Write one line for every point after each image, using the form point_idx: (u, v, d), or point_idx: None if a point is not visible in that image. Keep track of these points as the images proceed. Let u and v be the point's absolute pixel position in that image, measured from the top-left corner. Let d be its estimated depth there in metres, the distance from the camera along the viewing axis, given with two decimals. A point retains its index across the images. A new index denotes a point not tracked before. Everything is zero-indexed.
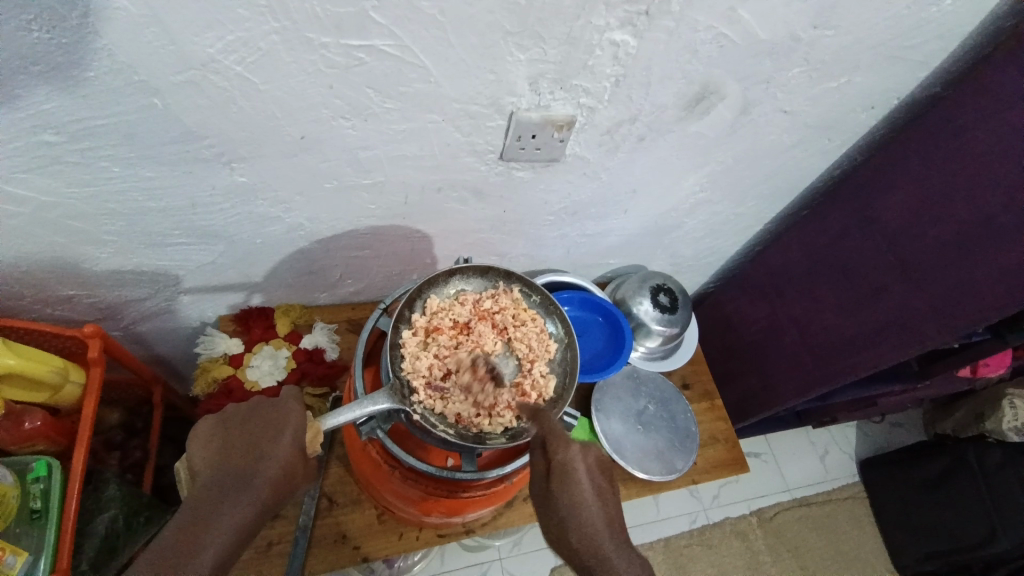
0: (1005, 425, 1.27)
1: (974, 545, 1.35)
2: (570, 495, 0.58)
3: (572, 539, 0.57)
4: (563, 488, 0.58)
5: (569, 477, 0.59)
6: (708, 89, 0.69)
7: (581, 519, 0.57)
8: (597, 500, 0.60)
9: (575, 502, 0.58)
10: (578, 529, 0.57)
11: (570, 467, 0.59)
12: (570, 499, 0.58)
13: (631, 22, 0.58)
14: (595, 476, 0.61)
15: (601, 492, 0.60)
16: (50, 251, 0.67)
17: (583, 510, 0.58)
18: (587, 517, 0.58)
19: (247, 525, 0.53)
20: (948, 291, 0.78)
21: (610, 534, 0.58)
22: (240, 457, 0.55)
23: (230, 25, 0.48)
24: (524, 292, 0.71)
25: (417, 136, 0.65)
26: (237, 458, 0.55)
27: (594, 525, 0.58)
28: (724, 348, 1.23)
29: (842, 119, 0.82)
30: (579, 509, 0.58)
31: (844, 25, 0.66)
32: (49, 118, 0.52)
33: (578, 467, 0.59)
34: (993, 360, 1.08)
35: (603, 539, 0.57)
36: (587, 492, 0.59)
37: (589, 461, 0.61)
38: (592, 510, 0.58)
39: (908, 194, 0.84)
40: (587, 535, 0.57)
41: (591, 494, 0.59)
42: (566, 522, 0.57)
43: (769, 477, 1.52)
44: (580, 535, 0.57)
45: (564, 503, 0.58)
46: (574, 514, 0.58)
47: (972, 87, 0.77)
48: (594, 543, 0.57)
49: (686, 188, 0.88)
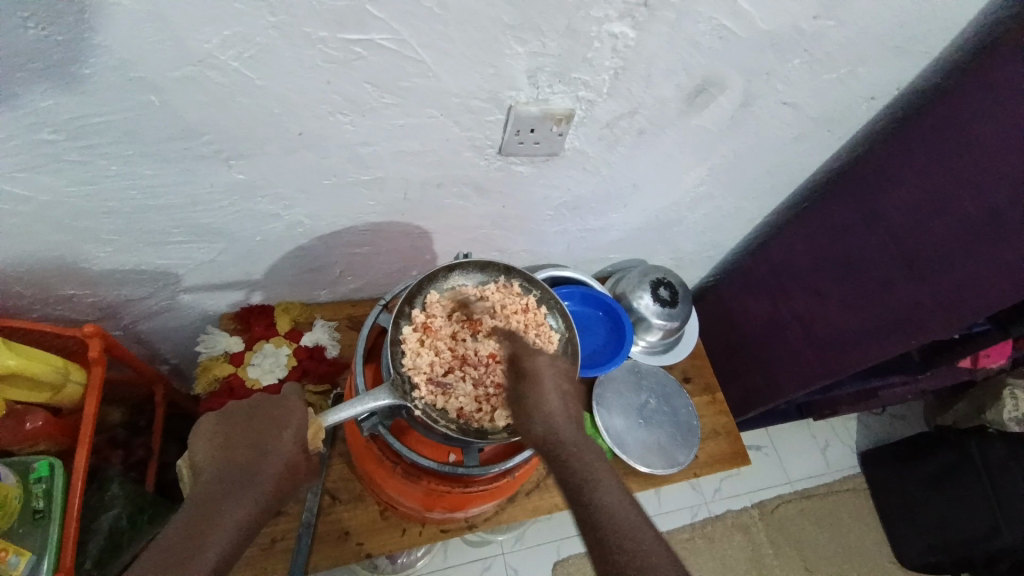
0: (1005, 417, 1.28)
1: (979, 539, 1.35)
2: (540, 401, 0.57)
3: (537, 428, 0.56)
4: (528, 385, 0.59)
5: (536, 378, 0.59)
6: (709, 82, 0.69)
7: (547, 414, 0.57)
8: (559, 400, 0.58)
9: (542, 399, 0.58)
10: (542, 418, 0.57)
11: (538, 366, 0.60)
12: (540, 397, 0.58)
13: (631, 14, 0.57)
14: (561, 380, 0.60)
15: (565, 396, 0.59)
16: (49, 249, 0.66)
17: (548, 408, 0.57)
18: (551, 411, 0.57)
19: (247, 523, 0.52)
20: (953, 285, 0.78)
21: (572, 428, 0.57)
22: (243, 454, 0.55)
23: (228, 20, 0.48)
24: (524, 286, 0.70)
25: (417, 131, 0.64)
26: (240, 456, 0.55)
27: (556, 420, 0.57)
28: (726, 342, 1.23)
29: (843, 110, 0.81)
30: (544, 409, 0.57)
31: (847, 15, 0.66)
32: (48, 117, 0.52)
33: (544, 370, 0.60)
34: (994, 351, 1.09)
35: (564, 429, 0.56)
36: (551, 393, 0.58)
37: (557, 369, 0.61)
38: (556, 411, 0.57)
39: (913, 186, 0.83)
40: (550, 425, 0.56)
41: (556, 396, 0.58)
42: (533, 415, 0.57)
43: (771, 469, 1.52)
44: (544, 426, 0.56)
45: (531, 395, 0.58)
46: (541, 410, 0.57)
47: (977, 78, 0.75)
48: (558, 435, 0.56)
49: (688, 181, 0.87)
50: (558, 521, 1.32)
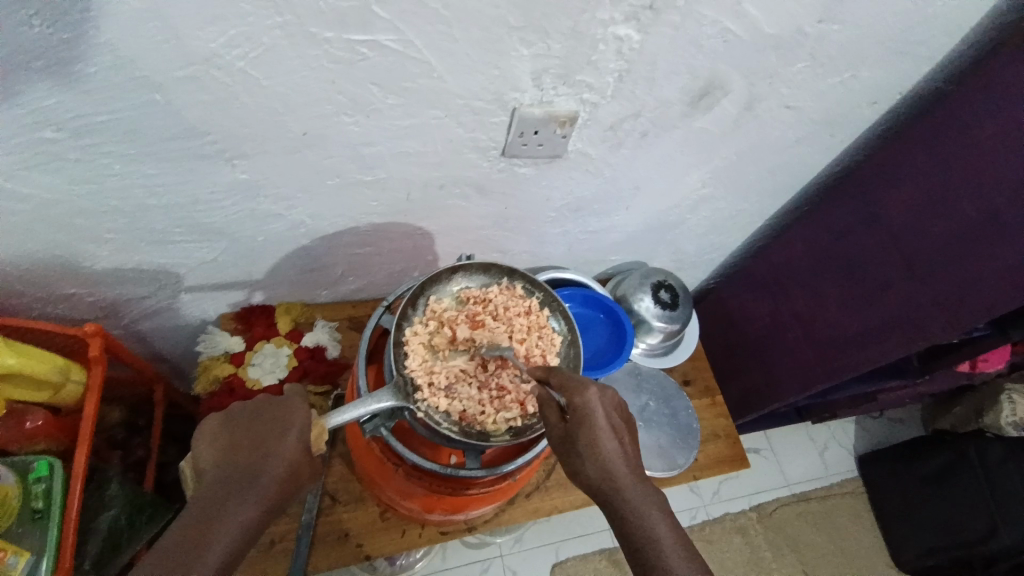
0: (1004, 420, 1.28)
1: (976, 541, 1.35)
2: (594, 453, 0.54)
3: (590, 474, 0.54)
4: (581, 426, 0.54)
5: (586, 420, 0.54)
6: (713, 84, 0.69)
7: (602, 465, 0.53)
8: (615, 442, 0.54)
9: (597, 452, 0.54)
10: (596, 464, 0.53)
11: (589, 403, 0.55)
12: (593, 447, 0.54)
13: (636, 17, 0.57)
14: (614, 417, 0.56)
15: (619, 435, 0.55)
16: (50, 248, 0.66)
17: (607, 460, 0.54)
18: (606, 455, 0.54)
19: (251, 525, 0.52)
20: (955, 286, 0.78)
21: (629, 472, 0.54)
22: (245, 455, 0.54)
23: (232, 19, 0.48)
24: (527, 289, 0.70)
25: (420, 131, 0.64)
26: (242, 456, 0.54)
27: (612, 465, 0.54)
28: (726, 345, 1.23)
29: (845, 114, 0.82)
30: (598, 454, 0.54)
31: (851, 20, 0.66)
32: (51, 115, 0.51)
33: (595, 410, 0.55)
34: (992, 356, 1.09)
35: (623, 479, 0.53)
36: (605, 435, 0.54)
37: (608, 402, 0.57)
38: (611, 455, 0.54)
39: (912, 190, 0.83)
40: (605, 471, 0.53)
41: (612, 441, 0.54)
42: (585, 461, 0.54)
43: (769, 472, 1.52)
44: (598, 471, 0.53)
45: (584, 439, 0.54)
46: (595, 455, 0.54)
47: (976, 82, 0.76)
48: (613, 482, 0.53)
49: (690, 184, 0.87)
50: (557, 523, 1.32)
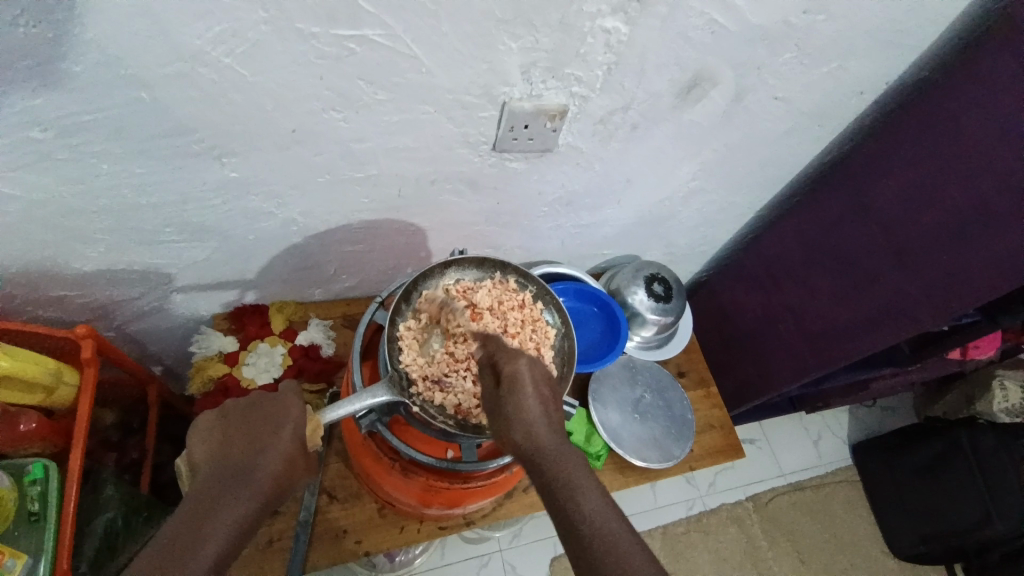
0: (995, 408, 1.30)
1: (970, 528, 1.36)
2: (519, 411, 0.52)
3: (515, 439, 0.51)
4: (508, 392, 0.53)
5: (515, 384, 0.53)
6: (701, 76, 0.69)
7: (526, 424, 0.51)
8: (540, 405, 0.53)
9: (521, 411, 0.52)
10: (519, 430, 0.51)
11: (518, 373, 0.54)
12: (518, 407, 0.52)
13: (623, 9, 0.58)
14: (540, 384, 0.54)
15: (547, 403, 0.53)
16: (40, 249, 0.66)
17: (529, 421, 0.51)
18: (530, 419, 0.52)
19: (247, 520, 0.52)
20: (944, 274, 0.79)
21: (552, 438, 0.51)
22: (239, 451, 0.54)
23: (219, 15, 0.48)
24: (520, 282, 0.70)
25: (411, 127, 0.64)
26: (236, 452, 0.54)
27: (535, 428, 0.51)
28: (720, 336, 1.24)
29: (833, 104, 0.82)
30: (523, 417, 0.52)
31: (836, 9, 0.66)
32: (38, 114, 0.51)
33: (523, 373, 0.54)
34: (983, 342, 1.10)
35: (545, 443, 0.51)
36: (532, 400, 0.53)
37: (538, 371, 0.55)
38: (536, 418, 0.52)
39: (901, 180, 0.84)
40: (530, 436, 0.51)
41: (536, 404, 0.53)
42: (511, 425, 0.52)
43: (764, 462, 1.54)
44: (522, 437, 0.51)
45: (510, 403, 0.52)
46: (519, 418, 0.52)
47: (964, 71, 0.76)
48: (536, 446, 0.51)
49: (680, 176, 0.88)
50: None
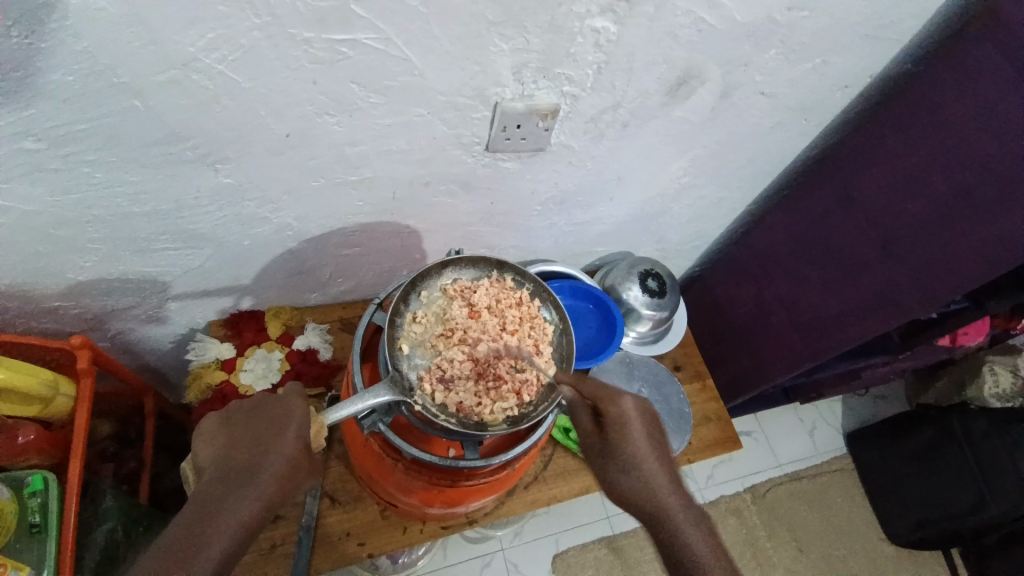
0: (988, 392, 1.32)
1: (965, 513, 1.37)
2: (627, 462, 0.64)
3: (622, 482, 0.64)
4: (615, 435, 0.65)
5: (622, 428, 0.65)
6: (689, 73, 0.70)
7: (635, 460, 0.64)
8: (647, 444, 0.65)
9: (631, 460, 0.64)
10: (626, 469, 0.64)
11: (625, 414, 0.65)
12: (632, 458, 0.64)
13: (612, 9, 0.58)
14: (647, 425, 0.66)
15: (652, 440, 0.66)
16: (33, 260, 0.66)
17: (637, 460, 0.64)
18: (638, 455, 0.64)
19: (252, 521, 0.52)
20: (927, 261, 0.80)
21: (660, 474, 0.64)
22: (243, 452, 0.54)
23: (211, 22, 0.48)
24: (517, 280, 0.70)
25: (403, 129, 0.65)
26: (241, 454, 0.55)
27: (643, 465, 0.64)
28: (714, 330, 1.25)
29: (819, 99, 0.83)
30: (627, 457, 0.65)
31: (820, 5, 0.67)
32: (31, 125, 0.51)
33: (630, 418, 0.65)
34: (972, 328, 1.12)
35: (657, 486, 0.64)
36: (637, 440, 0.65)
37: (641, 410, 0.67)
38: (644, 457, 0.65)
39: (886, 170, 0.85)
40: (637, 474, 0.64)
41: (643, 443, 0.65)
42: (618, 468, 0.65)
43: (760, 454, 1.55)
44: (627, 472, 0.64)
45: (619, 442, 0.65)
46: (629, 457, 0.64)
47: (943, 62, 0.78)
48: (646, 488, 0.64)
49: (672, 173, 0.89)
50: (556, 514, 1.33)
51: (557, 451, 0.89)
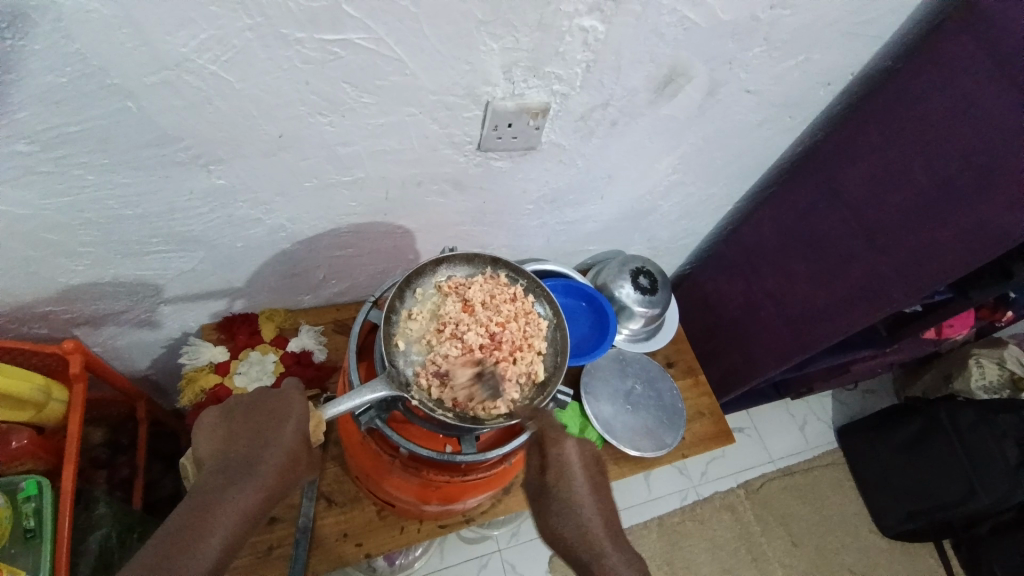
0: (974, 384, 1.40)
1: (955, 503, 1.38)
2: (563, 503, 0.63)
3: (566, 529, 0.62)
4: (557, 482, 0.64)
5: (563, 466, 0.65)
6: (675, 72, 0.72)
7: (577, 511, 0.62)
8: (588, 486, 0.65)
9: (572, 507, 0.63)
10: (565, 516, 0.62)
11: (564, 458, 0.65)
12: (569, 501, 0.63)
13: (599, 8, 0.59)
14: (589, 468, 0.66)
15: (595, 485, 0.65)
16: (24, 265, 0.65)
17: (578, 505, 0.63)
18: (580, 503, 0.63)
19: (253, 511, 0.51)
20: (912, 252, 0.82)
21: (598, 520, 0.63)
22: (244, 446, 0.55)
23: (203, 23, 0.48)
24: (511, 276, 0.71)
25: (395, 129, 0.65)
26: (241, 447, 0.55)
27: (586, 512, 0.63)
28: (705, 327, 1.26)
29: (802, 96, 0.85)
30: (570, 505, 0.63)
31: (801, 4, 0.69)
32: (22, 128, 0.51)
33: (571, 459, 0.65)
34: (956, 321, 1.14)
35: (594, 531, 0.62)
36: (579, 483, 0.64)
37: (585, 454, 0.67)
38: (585, 503, 0.63)
39: (869, 164, 0.87)
40: (578, 522, 0.62)
41: (583, 485, 0.64)
42: (563, 516, 0.62)
43: (753, 450, 1.56)
44: (570, 524, 0.62)
45: (560, 492, 0.64)
46: (573, 505, 0.63)
47: (925, 57, 0.79)
48: (586, 535, 0.61)
49: (660, 171, 0.90)
50: None
51: None
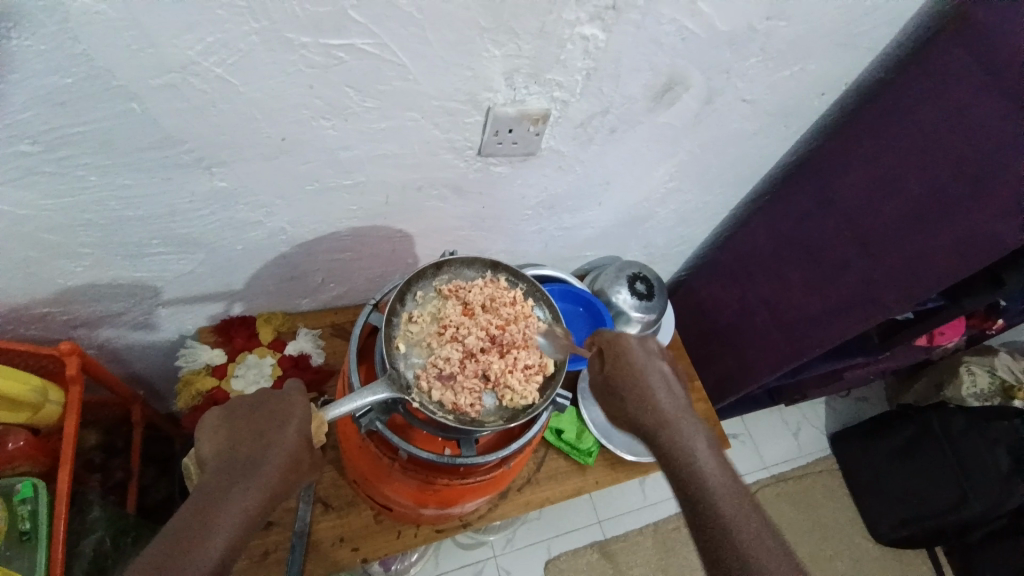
0: (965, 392, 1.40)
1: (947, 510, 1.40)
2: (629, 376, 0.65)
3: (638, 415, 0.64)
4: (623, 368, 0.66)
5: (619, 344, 0.68)
6: (674, 80, 0.73)
7: (649, 395, 0.64)
8: (660, 379, 0.66)
9: (643, 392, 0.65)
10: (636, 398, 0.64)
11: (625, 343, 0.68)
12: (637, 376, 0.66)
13: (600, 17, 0.60)
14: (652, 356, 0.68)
15: (666, 378, 0.67)
16: (22, 266, 0.65)
17: (650, 391, 0.65)
18: (650, 386, 0.65)
19: (255, 512, 0.51)
20: (906, 259, 0.83)
21: (676, 413, 0.64)
22: (247, 445, 0.54)
23: (209, 27, 0.49)
24: (511, 280, 0.71)
25: (396, 134, 0.66)
26: (244, 447, 0.54)
27: (656, 401, 0.64)
28: (700, 333, 1.27)
29: (796, 106, 0.87)
30: (639, 386, 0.65)
31: (796, 15, 0.70)
32: (25, 128, 0.51)
33: (634, 347, 0.68)
34: (948, 328, 1.15)
35: (668, 416, 0.64)
36: (650, 372, 0.66)
37: (647, 344, 0.70)
38: (656, 393, 0.65)
39: (864, 172, 0.88)
40: (651, 408, 0.64)
41: (655, 376, 0.66)
42: (633, 400, 0.64)
43: (747, 457, 1.57)
44: (639, 404, 0.64)
45: (629, 376, 0.66)
46: (642, 397, 0.64)
47: (916, 67, 0.81)
48: (659, 418, 0.63)
49: (658, 177, 0.91)
50: (547, 520, 1.33)
51: (549, 453, 0.91)
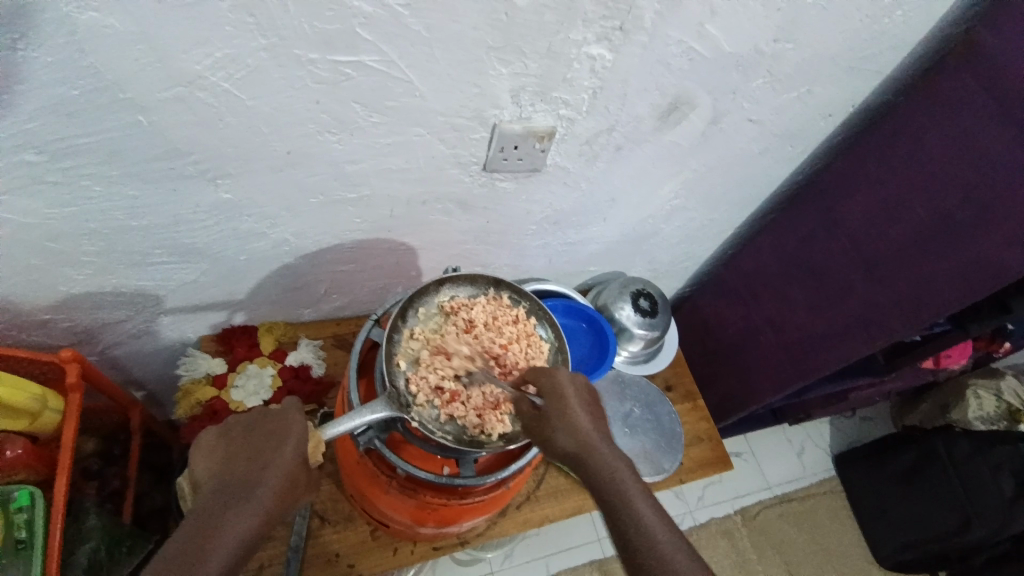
0: (971, 415, 1.40)
1: (950, 534, 1.38)
2: (567, 424, 0.57)
3: (562, 442, 0.56)
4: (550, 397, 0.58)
5: (551, 378, 0.60)
6: (680, 100, 0.72)
7: (573, 425, 0.57)
8: (581, 402, 0.59)
9: (571, 421, 0.57)
10: (564, 429, 0.57)
11: (554, 376, 0.60)
12: (562, 407, 0.58)
13: (607, 37, 0.60)
14: (579, 385, 0.60)
15: (587, 402, 0.59)
16: (25, 273, 0.65)
17: (575, 421, 0.57)
18: (577, 422, 0.57)
19: (250, 536, 0.51)
20: (911, 284, 0.82)
21: (601, 439, 0.57)
22: (243, 466, 0.54)
23: (219, 42, 0.49)
24: (513, 298, 0.71)
25: (403, 148, 0.66)
26: (239, 467, 0.54)
27: (584, 430, 0.57)
28: (703, 351, 1.27)
29: (804, 127, 0.86)
30: (566, 415, 0.57)
31: (804, 39, 0.70)
32: (31, 138, 0.51)
33: (564, 383, 0.59)
34: (955, 351, 1.14)
35: (595, 443, 0.56)
36: (572, 398, 0.58)
37: (575, 378, 0.61)
38: (585, 426, 0.57)
39: (870, 195, 0.88)
40: (577, 437, 0.56)
41: (580, 408, 0.58)
42: (555, 427, 0.57)
43: (749, 476, 1.55)
44: (569, 438, 0.56)
45: (557, 409, 0.58)
46: (567, 424, 0.57)
47: (924, 93, 0.81)
48: (588, 450, 0.56)
49: (663, 195, 0.90)
50: (545, 536, 1.31)
51: (549, 470, 0.90)
